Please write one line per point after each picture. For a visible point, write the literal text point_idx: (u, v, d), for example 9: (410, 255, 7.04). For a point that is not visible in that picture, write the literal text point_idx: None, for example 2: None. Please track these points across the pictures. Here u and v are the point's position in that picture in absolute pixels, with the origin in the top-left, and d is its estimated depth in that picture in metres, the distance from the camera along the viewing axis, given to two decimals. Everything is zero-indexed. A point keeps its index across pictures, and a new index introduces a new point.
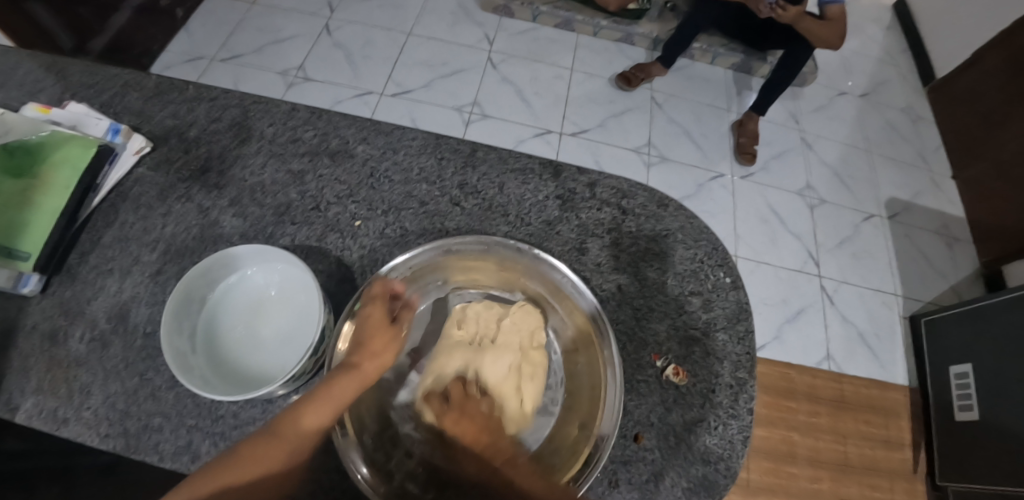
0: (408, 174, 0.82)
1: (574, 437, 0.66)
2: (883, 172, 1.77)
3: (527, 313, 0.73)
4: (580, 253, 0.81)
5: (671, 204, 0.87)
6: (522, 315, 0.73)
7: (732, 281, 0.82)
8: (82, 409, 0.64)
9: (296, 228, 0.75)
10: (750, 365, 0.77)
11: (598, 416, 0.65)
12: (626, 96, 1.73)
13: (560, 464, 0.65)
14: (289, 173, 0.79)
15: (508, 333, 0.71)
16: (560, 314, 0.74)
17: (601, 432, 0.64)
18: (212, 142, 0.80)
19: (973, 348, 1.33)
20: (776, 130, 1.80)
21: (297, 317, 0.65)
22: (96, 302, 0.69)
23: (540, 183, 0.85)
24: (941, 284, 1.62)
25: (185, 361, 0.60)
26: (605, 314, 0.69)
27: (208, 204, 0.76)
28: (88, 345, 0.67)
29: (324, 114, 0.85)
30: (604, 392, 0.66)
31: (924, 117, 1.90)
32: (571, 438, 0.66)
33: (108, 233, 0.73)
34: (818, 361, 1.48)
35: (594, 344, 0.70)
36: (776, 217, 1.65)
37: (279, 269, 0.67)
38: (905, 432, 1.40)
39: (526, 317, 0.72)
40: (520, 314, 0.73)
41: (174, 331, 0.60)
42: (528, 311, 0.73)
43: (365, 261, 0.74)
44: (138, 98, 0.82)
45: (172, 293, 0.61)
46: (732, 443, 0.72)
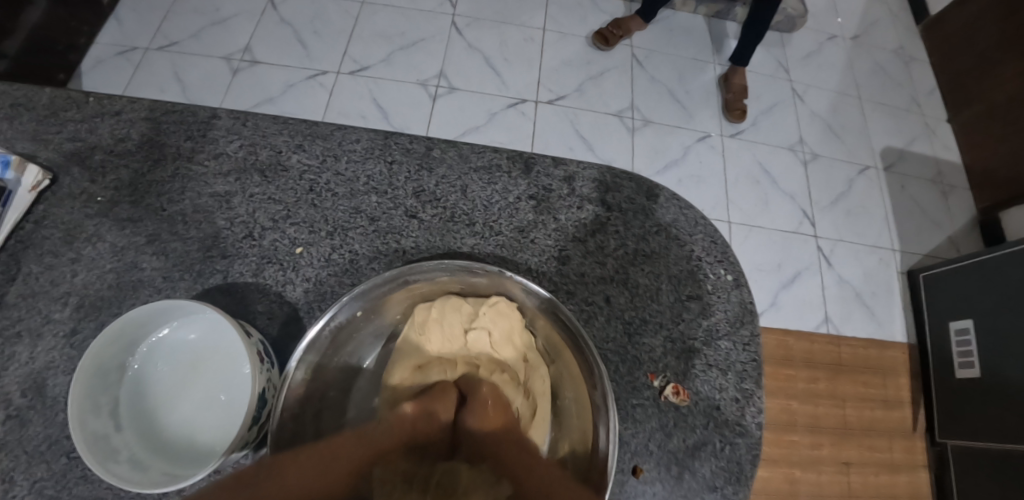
0: (354, 184, 0.72)
1: None
2: (877, 120, 1.67)
3: (500, 313, 0.64)
4: (559, 262, 0.72)
5: (660, 194, 0.78)
6: (494, 317, 0.63)
7: (732, 279, 0.75)
8: (8, 498, 0.57)
9: (229, 264, 0.66)
10: (755, 375, 0.70)
11: (588, 462, 0.59)
12: (603, 57, 1.59)
13: None
14: (213, 197, 0.69)
15: (479, 342, 0.63)
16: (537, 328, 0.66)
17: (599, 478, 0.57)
18: (120, 167, 0.70)
19: (969, 302, 1.29)
20: (763, 81, 1.68)
21: (236, 374, 0.58)
22: (7, 375, 0.61)
23: (509, 181, 0.75)
24: (939, 235, 1.55)
25: (108, 445, 0.52)
26: (589, 344, 0.61)
27: (122, 243, 0.67)
28: (5, 425, 0.59)
29: (251, 121, 0.74)
30: (595, 435, 0.59)
31: (916, 57, 1.78)
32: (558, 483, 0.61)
33: (12, 290, 0.64)
34: (816, 326, 1.42)
35: (580, 378, 0.63)
36: (768, 177, 1.55)
37: (208, 323, 0.58)
38: (904, 390, 1.37)
39: (498, 318, 0.64)
40: (491, 316, 0.63)
41: (90, 413, 0.52)
42: (500, 311, 0.64)
43: (311, 296, 0.65)
44: (28, 122, 0.71)
45: (79, 372, 0.52)
46: (740, 464, 0.65)
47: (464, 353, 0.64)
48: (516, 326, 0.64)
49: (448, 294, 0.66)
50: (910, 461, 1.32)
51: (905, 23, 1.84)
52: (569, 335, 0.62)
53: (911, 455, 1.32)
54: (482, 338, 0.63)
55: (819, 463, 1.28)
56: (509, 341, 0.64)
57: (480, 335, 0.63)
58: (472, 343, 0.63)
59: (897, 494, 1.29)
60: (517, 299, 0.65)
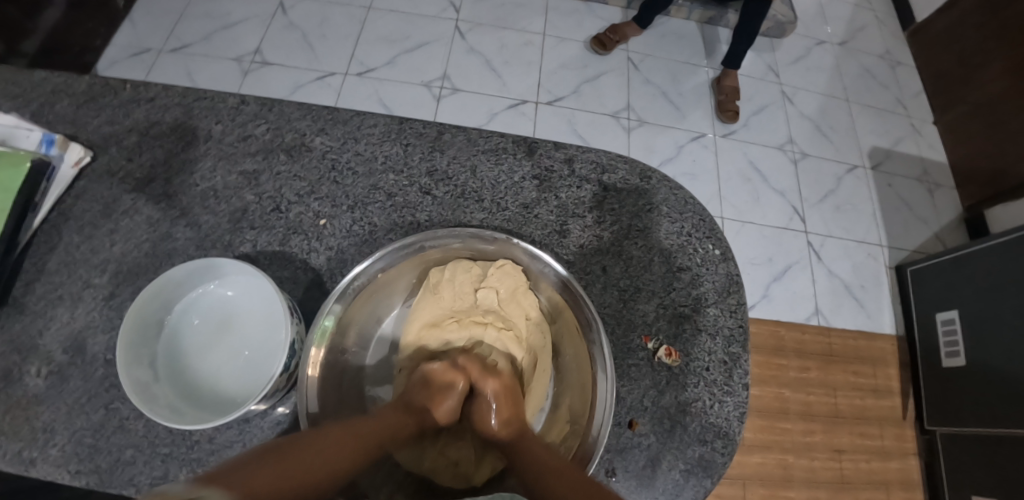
0: (372, 163, 0.78)
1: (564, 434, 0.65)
2: (864, 121, 1.74)
3: (507, 274, 0.70)
4: (560, 236, 0.78)
5: (654, 175, 0.84)
6: (501, 277, 0.70)
7: (722, 253, 0.80)
8: (49, 446, 0.61)
9: (257, 234, 0.71)
10: (742, 340, 0.75)
11: (588, 409, 0.65)
12: (601, 60, 1.66)
13: None
14: (241, 175, 0.75)
15: (487, 299, 0.69)
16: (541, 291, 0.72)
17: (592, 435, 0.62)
18: (154, 147, 0.76)
19: (955, 293, 1.35)
20: (753, 84, 1.75)
21: (266, 328, 0.62)
22: (49, 334, 0.66)
23: (514, 162, 0.81)
24: (923, 230, 1.62)
25: (149, 391, 0.57)
26: (588, 302, 0.67)
27: (156, 216, 0.72)
28: (47, 380, 0.64)
29: (275, 106, 0.80)
30: (594, 386, 0.65)
31: (901, 62, 1.86)
32: (560, 434, 0.66)
33: (54, 258, 0.69)
34: (807, 316, 1.48)
35: (580, 335, 0.68)
36: (759, 175, 1.62)
37: (240, 282, 0.63)
38: (893, 380, 1.42)
39: (505, 278, 0.70)
40: (499, 276, 0.70)
41: (132, 361, 0.57)
42: (507, 272, 0.70)
43: (332, 264, 0.71)
44: (68, 106, 0.76)
45: (126, 321, 0.57)
46: (728, 421, 0.71)
47: (473, 308, 0.70)
48: (522, 286, 0.70)
49: (459, 259, 0.72)
50: (901, 448, 1.36)
51: (890, 29, 1.92)
52: (570, 296, 0.68)
53: (901, 443, 1.37)
54: (490, 297, 0.69)
55: (811, 449, 1.32)
56: (515, 299, 0.70)
57: (488, 294, 0.69)
58: (480, 301, 0.70)
59: (888, 480, 1.33)
60: (522, 264, 0.71)
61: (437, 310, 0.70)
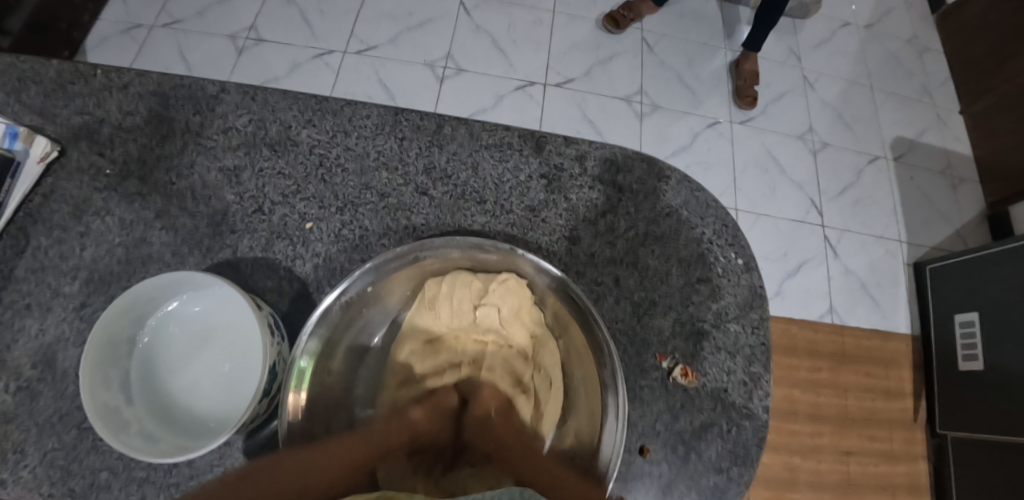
0: (364, 160, 0.71)
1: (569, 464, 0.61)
2: (889, 111, 1.65)
3: (509, 290, 0.64)
4: (569, 242, 0.72)
5: (672, 176, 0.77)
6: (503, 292, 0.63)
7: (744, 262, 0.74)
8: (21, 468, 0.58)
9: (238, 239, 0.66)
10: (763, 358, 0.70)
11: (596, 440, 0.60)
12: (614, 41, 1.57)
13: None
14: (222, 172, 0.69)
15: (487, 317, 0.64)
16: (546, 308, 0.66)
17: (599, 472, 0.58)
18: (128, 141, 0.70)
19: (974, 295, 1.29)
20: (773, 68, 1.66)
21: (248, 344, 0.58)
22: (17, 347, 0.62)
23: (520, 160, 0.75)
24: (946, 228, 1.54)
25: (118, 416, 0.52)
26: (602, 324, 0.61)
27: (130, 218, 0.67)
28: (16, 396, 0.60)
29: (259, 95, 0.73)
30: (603, 417, 0.60)
31: (930, 48, 1.76)
32: None
33: (21, 263, 0.64)
34: (821, 315, 1.42)
35: (589, 357, 0.63)
36: (776, 166, 1.54)
37: (218, 294, 0.58)
38: (906, 382, 1.37)
39: (508, 295, 0.63)
40: (501, 292, 0.63)
41: (100, 385, 0.52)
42: (510, 288, 0.63)
43: (320, 272, 0.66)
44: (35, 94, 0.70)
45: (91, 343, 0.52)
46: (746, 447, 0.66)
47: (473, 326, 0.65)
48: (525, 304, 0.64)
49: (459, 270, 0.65)
50: (909, 452, 1.32)
51: (920, 11, 1.81)
52: (580, 315, 0.63)
53: (910, 446, 1.33)
54: (490, 314, 0.64)
55: (818, 452, 1.28)
56: (517, 318, 0.65)
57: (489, 311, 0.64)
58: (480, 319, 0.64)
59: (894, 484, 1.29)
60: (527, 277, 0.65)
61: (434, 326, 0.65)
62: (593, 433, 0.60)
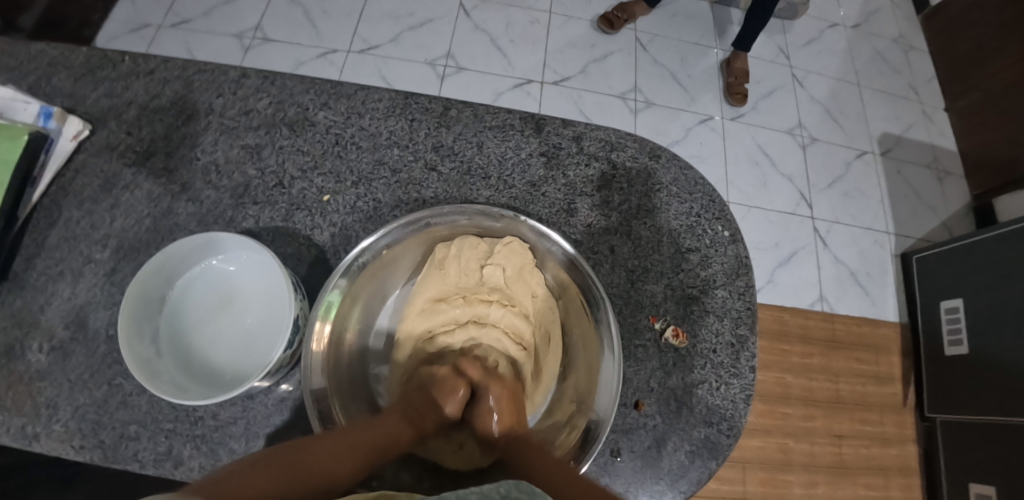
0: (376, 138, 0.76)
1: (569, 414, 0.65)
2: (875, 107, 1.71)
3: (513, 251, 0.69)
4: (568, 215, 0.77)
5: (664, 154, 0.82)
6: (507, 253, 0.69)
7: (731, 234, 0.79)
8: (53, 422, 0.62)
9: (259, 210, 0.71)
10: (750, 321, 0.74)
11: (595, 389, 0.64)
12: (608, 41, 1.63)
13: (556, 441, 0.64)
14: (244, 149, 0.74)
15: (493, 276, 0.68)
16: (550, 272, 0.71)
17: (598, 416, 0.62)
18: (153, 121, 0.74)
19: (959, 282, 1.34)
20: (762, 66, 1.72)
21: (268, 302, 0.62)
22: (50, 310, 0.66)
23: (522, 139, 0.80)
24: (931, 218, 1.60)
25: (152, 366, 0.57)
26: (596, 281, 0.67)
27: (157, 191, 0.71)
28: (49, 356, 0.64)
29: (277, 79, 0.78)
30: (603, 366, 0.64)
31: (914, 47, 1.82)
32: (566, 413, 0.65)
33: (54, 233, 0.69)
34: (811, 303, 1.47)
35: (587, 313, 0.68)
36: (767, 159, 1.60)
37: (242, 257, 0.63)
38: (896, 367, 1.41)
39: (512, 256, 0.69)
40: (506, 253, 0.68)
41: (135, 336, 0.57)
42: (514, 250, 0.69)
43: (337, 240, 0.70)
44: (66, 79, 0.75)
45: (128, 297, 0.57)
46: (733, 403, 0.70)
47: (478, 286, 0.70)
48: (528, 265, 0.69)
49: (466, 235, 0.71)
50: (900, 435, 1.36)
51: (904, 12, 1.87)
52: (578, 275, 0.68)
53: (901, 430, 1.36)
54: (496, 274, 0.69)
55: (811, 434, 1.32)
56: (521, 278, 0.69)
57: (494, 271, 0.68)
58: (486, 278, 0.69)
59: (887, 467, 1.33)
60: (529, 241, 0.70)
61: (443, 287, 0.70)
62: (589, 383, 0.65)
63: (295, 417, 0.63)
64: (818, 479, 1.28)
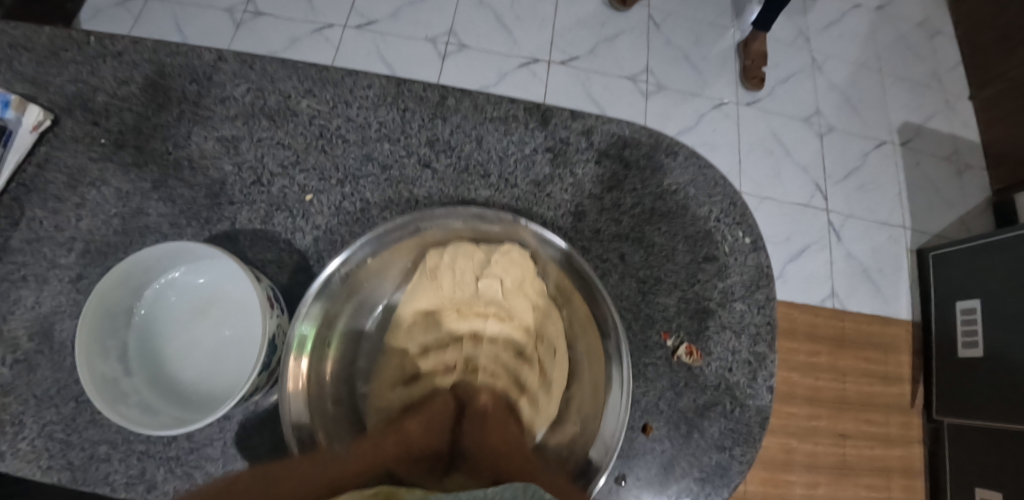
0: (365, 131, 0.70)
1: (572, 438, 0.60)
2: (898, 94, 1.62)
3: (513, 261, 0.63)
4: (574, 218, 0.71)
5: (680, 152, 0.75)
6: (505, 263, 0.63)
7: (751, 242, 0.73)
8: (18, 441, 0.58)
9: (237, 210, 0.65)
10: (768, 338, 0.69)
11: (601, 412, 0.59)
12: (619, 19, 1.54)
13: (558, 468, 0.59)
14: (219, 142, 0.68)
15: (489, 288, 0.63)
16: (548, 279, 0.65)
17: (603, 444, 0.58)
18: (123, 110, 0.68)
19: (977, 282, 1.28)
20: (781, 49, 1.62)
21: (247, 318, 0.57)
22: (14, 317, 0.61)
23: (526, 133, 0.73)
24: (950, 215, 1.53)
25: (116, 387, 0.52)
26: (605, 293, 0.60)
27: (127, 188, 0.66)
28: (14, 368, 0.60)
29: (258, 63, 0.71)
30: (610, 390, 0.60)
31: (942, 30, 1.71)
32: (569, 438, 0.61)
33: (16, 234, 0.63)
34: (822, 299, 1.41)
35: (593, 328, 0.63)
36: (782, 148, 1.52)
37: (217, 268, 0.58)
38: (905, 367, 1.37)
39: (511, 266, 0.63)
40: (503, 263, 0.63)
41: (97, 355, 0.52)
42: (513, 259, 0.63)
43: (320, 245, 0.65)
44: (27, 62, 0.68)
45: (88, 313, 0.52)
46: (749, 426, 0.66)
47: (475, 298, 0.64)
48: (528, 276, 0.64)
49: (461, 240, 0.65)
50: (904, 436, 1.33)
51: None
52: (585, 288, 0.62)
53: (906, 431, 1.33)
54: (493, 286, 0.63)
55: (815, 435, 1.29)
56: (520, 290, 0.64)
57: (491, 283, 0.63)
58: (482, 290, 0.63)
59: (889, 467, 1.30)
60: (530, 247, 0.64)
61: (436, 300, 0.65)
62: (596, 405, 0.60)
63: (276, 438, 0.59)
64: (819, 480, 1.26)
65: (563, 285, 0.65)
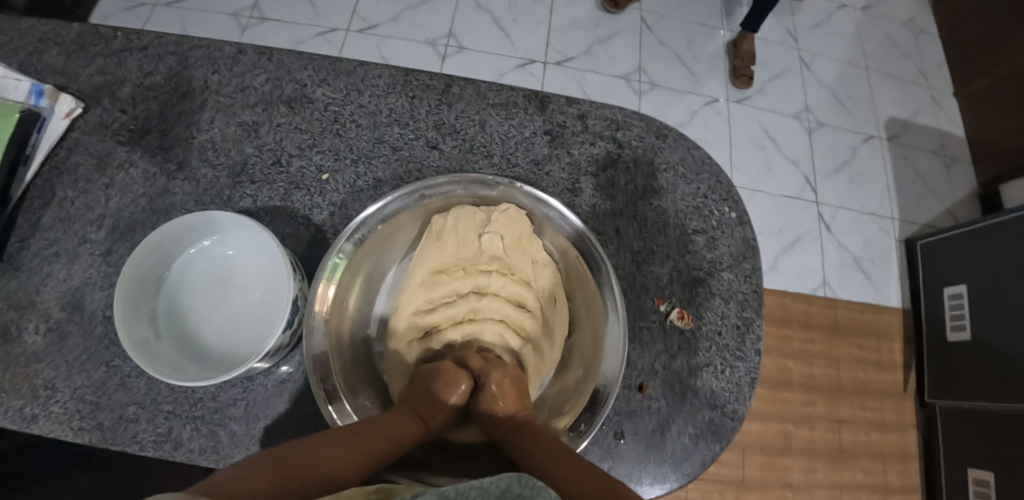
0: (376, 116, 0.75)
1: (575, 382, 0.65)
2: (883, 91, 1.68)
3: (511, 219, 0.68)
4: (573, 194, 0.76)
5: (671, 134, 0.80)
6: (505, 221, 0.67)
7: (739, 216, 0.77)
8: (52, 403, 0.62)
9: (257, 189, 0.70)
10: (756, 304, 0.73)
11: (600, 351, 0.64)
12: (612, 21, 1.59)
13: (564, 410, 0.63)
14: (240, 127, 0.72)
15: (491, 244, 0.67)
16: (547, 240, 0.71)
17: (605, 378, 0.62)
18: (148, 99, 0.73)
19: (964, 268, 1.32)
20: (771, 48, 1.68)
21: (267, 282, 0.61)
22: (46, 290, 0.65)
23: (526, 117, 0.78)
24: (936, 205, 1.58)
25: (149, 348, 0.57)
26: (593, 239, 0.66)
27: (152, 170, 0.70)
28: (47, 337, 0.64)
29: (275, 55, 0.76)
30: (608, 327, 0.64)
31: (925, 30, 1.77)
32: (572, 382, 0.65)
33: (49, 214, 0.68)
34: (814, 287, 1.46)
35: (589, 280, 0.67)
36: (772, 143, 1.57)
37: (239, 237, 0.62)
38: (896, 354, 1.41)
39: (509, 224, 0.67)
40: (504, 221, 0.67)
41: (131, 318, 0.56)
42: (512, 217, 0.67)
43: (336, 220, 0.69)
44: (57, 55, 0.73)
45: (124, 279, 0.56)
46: (739, 386, 0.70)
47: (477, 256, 0.69)
48: (526, 233, 0.68)
49: (462, 204, 0.69)
50: (900, 422, 1.36)
51: None
52: (579, 242, 0.68)
53: (902, 416, 1.36)
54: (495, 242, 0.67)
55: (811, 420, 1.32)
56: (520, 246, 0.68)
57: (493, 239, 0.67)
58: (485, 247, 0.68)
59: (885, 453, 1.33)
60: (526, 208, 0.69)
61: (442, 259, 0.68)
62: (594, 344, 0.65)
63: (296, 400, 0.62)
64: (817, 464, 1.29)
65: (558, 243, 0.70)
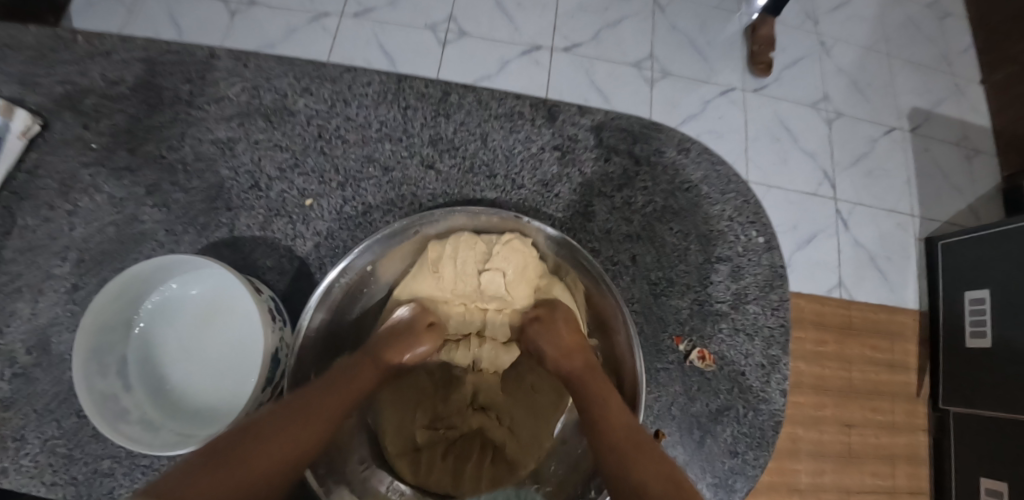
0: (366, 131, 0.68)
1: None
2: (905, 76, 1.40)
3: (514, 251, 0.61)
4: (585, 219, 0.69)
5: (694, 147, 0.73)
6: (508, 254, 0.61)
7: (766, 240, 0.71)
8: (21, 456, 0.57)
9: (235, 216, 0.63)
10: (783, 341, 0.68)
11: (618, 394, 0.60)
12: (624, 5, 1.35)
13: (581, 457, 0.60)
14: (215, 144, 0.66)
15: (492, 281, 0.61)
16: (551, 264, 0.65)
17: None
18: (115, 112, 0.66)
19: (986, 268, 1.10)
20: (785, 30, 1.39)
21: (244, 328, 0.57)
22: (9, 331, 0.60)
23: (532, 130, 0.71)
24: (958, 202, 1.33)
25: (117, 404, 0.52)
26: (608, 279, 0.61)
27: (121, 194, 0.64)
28: (12, 383, 0.59)
29: (251, 61, 0.68)
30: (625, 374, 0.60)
31: (956, 11, 1.47)
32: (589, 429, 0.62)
33: (9, 244, 0.62)
34: (829, 289, 1.24)
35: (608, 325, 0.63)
36: (789, 133, 1.32)
37: (213, 278, 0.56)
38: (910, 357, 1.20)
39: (512, 256, 0.61)
40: (506, 253, 0.61)
41: (96, 371, 0.51)
42: (515, 248, 0.61)
43: (323, 251, 0.63)
44: (14, 62, 0.66)
45: (84, 330, 0.50)
46: (762, 430, 0.65)
47: (478, 291, 0.62)
48: (531, 263, 0.62)
49: (462, 232, 0.63)
50: (910, 424, 1.17)
51: None
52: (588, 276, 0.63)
53: (912, 418, 1.17)
54: (496, 279, 0.61)
55: (820, 423, 1.12)
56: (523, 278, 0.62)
57: (494, 275, 0.60)
58: (486, 283, 0.61)
59: (893, 454, 1.14)
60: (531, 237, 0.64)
61: (437, 292, 0.63)
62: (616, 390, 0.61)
63: None
64: (824, 468, 1.10)
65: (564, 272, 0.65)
